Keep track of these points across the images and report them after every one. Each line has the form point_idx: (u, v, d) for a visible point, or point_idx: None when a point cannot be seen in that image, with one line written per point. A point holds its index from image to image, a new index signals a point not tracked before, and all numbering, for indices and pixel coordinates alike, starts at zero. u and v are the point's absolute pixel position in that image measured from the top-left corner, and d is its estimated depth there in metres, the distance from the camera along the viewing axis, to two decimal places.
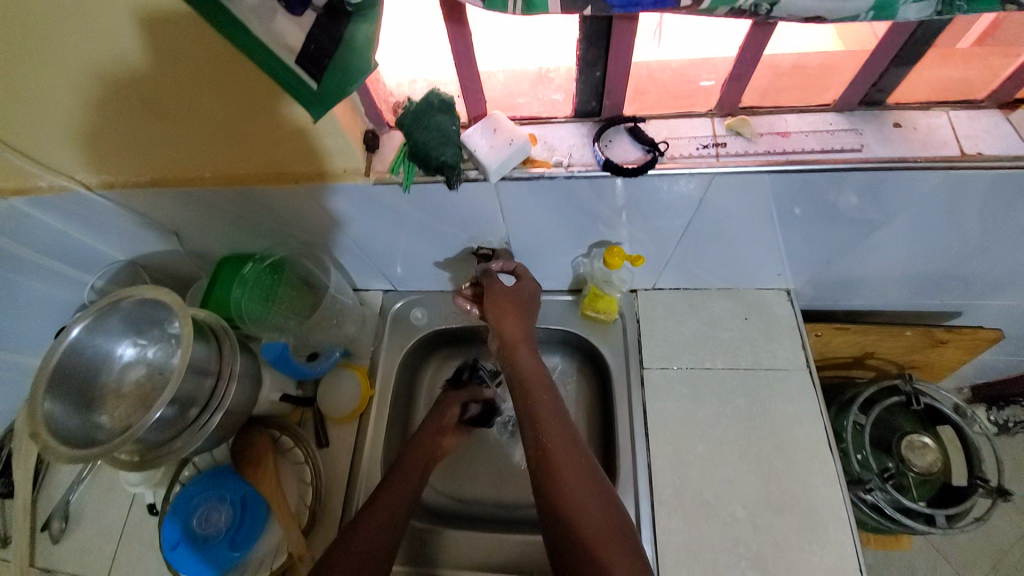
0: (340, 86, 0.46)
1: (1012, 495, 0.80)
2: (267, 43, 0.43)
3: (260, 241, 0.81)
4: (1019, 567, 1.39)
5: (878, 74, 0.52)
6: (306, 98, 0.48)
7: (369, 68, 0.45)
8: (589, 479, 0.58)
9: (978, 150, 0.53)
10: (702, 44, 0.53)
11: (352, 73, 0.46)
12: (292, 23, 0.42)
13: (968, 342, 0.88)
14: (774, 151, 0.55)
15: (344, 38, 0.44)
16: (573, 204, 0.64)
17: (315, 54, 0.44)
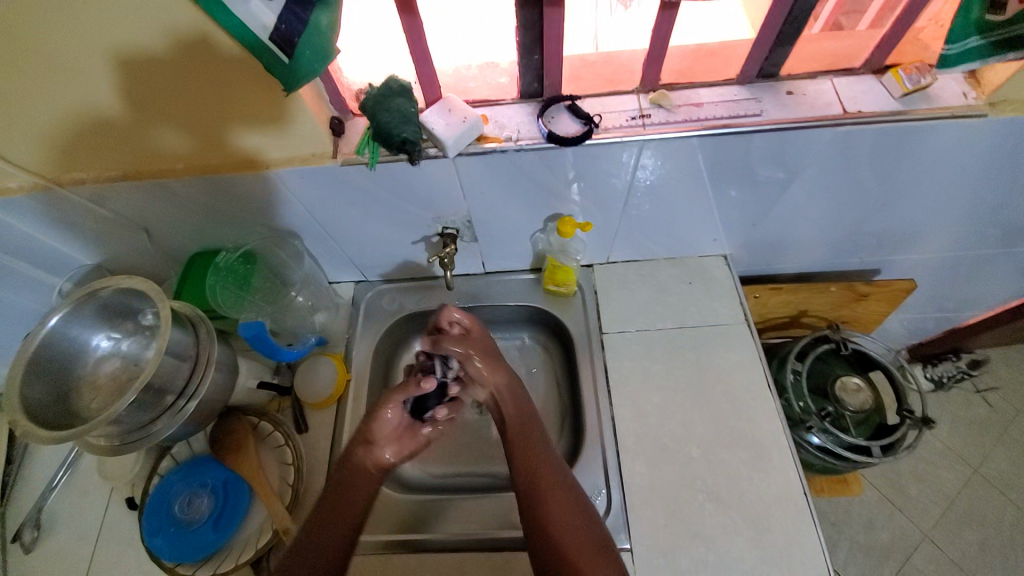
0: (310, 66, 0.52)
1: (934, 422, 0.89)
2: (244, 21, 0.50)
3: (232, 234, 0.84)
4: (965, 511, 1.51)
5: (768, 49, 0.62)
6: (280, 74, 0.54)
7: (332, 51, 0.52)
8: (573, 507, 0.70)
9: (858, 108, 0.64)
10: (627, 34, 0.64)
11: (319, 55, 0.52)
12: (264, 6, 0.48)
13: (887, 295, 0.99)
14: (691, 119, 0.64)
15: (310, 21, 0.49)
16: (524, 179, 0.71)
17: (286, 35, 0.50)
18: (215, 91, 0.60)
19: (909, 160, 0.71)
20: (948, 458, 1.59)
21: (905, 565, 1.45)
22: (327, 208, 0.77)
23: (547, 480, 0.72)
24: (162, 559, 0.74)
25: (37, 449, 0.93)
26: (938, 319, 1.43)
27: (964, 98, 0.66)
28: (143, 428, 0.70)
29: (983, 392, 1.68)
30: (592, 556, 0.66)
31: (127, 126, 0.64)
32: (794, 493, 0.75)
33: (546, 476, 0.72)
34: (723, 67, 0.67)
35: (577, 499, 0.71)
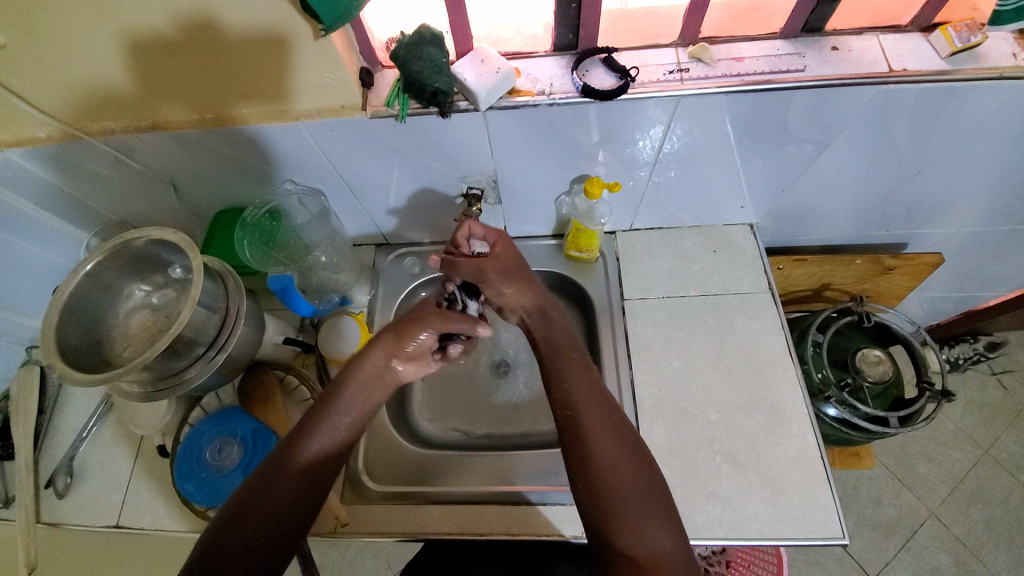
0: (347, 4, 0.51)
1: (955, 395, 0.89)
2: None
3: (257, 190, 0.84)
4: (973, 491, 1.53)
5: (815, 3, 0.60)
6: (320, 9, 0.51)
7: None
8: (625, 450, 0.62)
9: (904, 66, 0.62)
10: None
11: None
12: None
13: (913, 268, 0.98)
14: (730, 74, 0.62)
15: None
16: (554, 137, 0.70)
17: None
18: (220, 61, 0.62)
19: (952, 124, 0.69)
20: (959, 439, 1.59)
21: (909, 541, 1.48)
22: (353, 163, 0.77)
23: (596, 421, 0.64)
24: (193, 502, 0.77)
25: (68, 400, 0.95)
26: (959, 299, 1.42)
27: (1015, 57, 0.63)
28: (177, 376, 0.71)
29: (999, 374, 1.67)
30: (643, 506, 0.58)
31: (145, 101, 0.69)
32: (811, 457, 0.77)
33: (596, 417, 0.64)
34: (766, 21, 0.64)
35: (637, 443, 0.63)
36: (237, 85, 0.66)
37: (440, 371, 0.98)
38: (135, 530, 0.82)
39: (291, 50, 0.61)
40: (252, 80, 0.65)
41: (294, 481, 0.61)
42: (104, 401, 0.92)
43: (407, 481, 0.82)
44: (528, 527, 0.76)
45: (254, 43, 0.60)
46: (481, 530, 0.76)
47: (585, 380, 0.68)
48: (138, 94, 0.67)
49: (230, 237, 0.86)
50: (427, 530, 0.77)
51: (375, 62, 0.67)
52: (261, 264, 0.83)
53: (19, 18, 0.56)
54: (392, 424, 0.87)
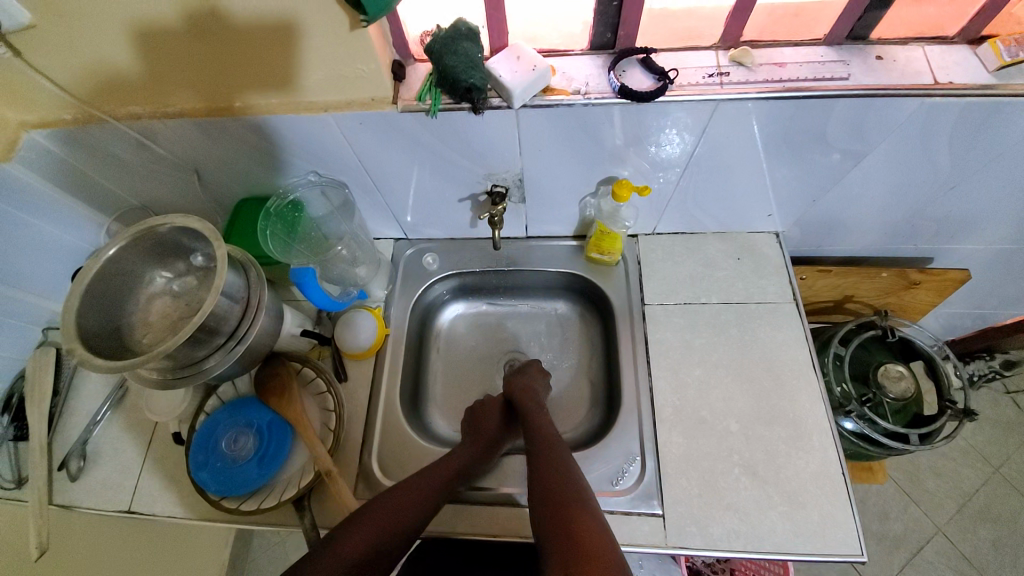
0: None
1: (978, 415, 0.88)
2: None
3: (280, 180, 0.83)
4: (983, 510, 1.51)
5: (864, 9, 0.58)
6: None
7: None
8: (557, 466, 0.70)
9: (950, 79, 0.60)
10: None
11: None
12: None
13: (940, 283, 0.96)
14: (771, 80, 0.61)
15: None
16: (585, 137, 0.69)
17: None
18: (240, 45, 0.61)
19: (994, 140, 0.68)
20: (970, 457, 1.58)
21: (915, 557, 1.46)
22: (379, 156, 0.76)
23: (554, 457, 0.72)
24: (207, 491, 0.77)
25: (83, 382, 0.95)
26: (977, 316, 1.40)
27: None
28: (196, 364, 0.71)
29: (1014, 394, 1.65)
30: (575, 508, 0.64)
31: (162, 85, 0.68)
32: (832, 473, 0.75)
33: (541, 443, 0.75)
34: (810, 26, 0.62)
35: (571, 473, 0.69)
36: (256, 72, 0.65)
37: (455, 370, 0.98)
38: (146, 515, 0.82)
39: (313, 35, 0.60)
40: (273, 67, 0.64)
41: (406, 513, 0.68)
42: (120, 384, 0.92)
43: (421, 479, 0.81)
44: None
45: (277, 30, 0.59)
46: (494, 531, 0.76)
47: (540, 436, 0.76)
48: (159, 78, 0.67)
49: (251, 226, 0.85)
50: (440, 528, 0.77)
51: (409, 55, 0.66)
52: (283, 254, 0.81)
53: None
54: (408, 422, 0.86)
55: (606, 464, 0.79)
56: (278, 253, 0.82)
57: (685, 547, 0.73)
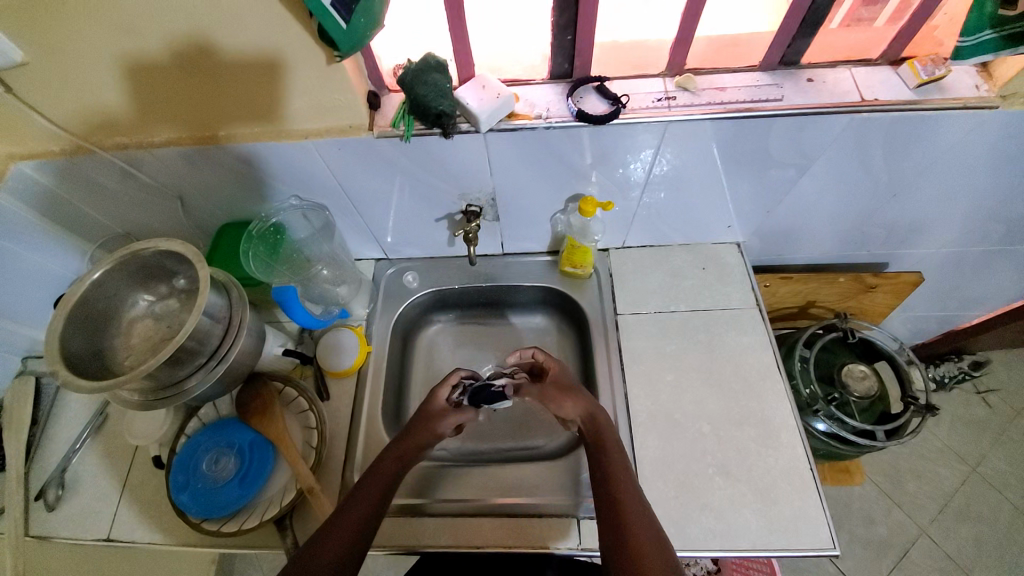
0: (361, 32, 0.55)
1: (939, 410, 0.91)
2: None
3: (262, 205, 0.87)
4: (963, 509, 1.54)
5: (790, 38, 0.64)
6: (336, 36, 0.55)
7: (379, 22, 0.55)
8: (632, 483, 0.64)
9: (874, 97, 0.66)
10: (652, 28, 0.67)
11: (372, 21, 0.55)
12: None
13: (894, 286, 1.02)
14: (714, 103, 0.67)
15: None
16: (550, 158, 0.74)
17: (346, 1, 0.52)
18: (221, 80, 0.65)
19: (922, 151, 0.74)
20: (947, 457, 1.62)
21: (902, 560, 1.48)
22: (358, 180, 0.80)
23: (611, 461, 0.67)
24: (188, 514, 0.77)
25: (62, 411, 0.94)
26: (940, 319, 1.46)
27: (976, 90, 0.68)
28: (178, 384, 0.72)
29: (983, 393, 1.71)
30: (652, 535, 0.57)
31: (145, 118, 0.71)
32: (801, 469, 0.78)
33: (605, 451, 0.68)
34: (746, 54, 0.69)
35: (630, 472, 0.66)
36: (237, 103, 0.69)
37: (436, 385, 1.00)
38: (125, 543, 0.81)
39: (291, 70, 0.64)
40: (252, 99, 0.68)
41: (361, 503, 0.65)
42: (100, 411, 0.92)
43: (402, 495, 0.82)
44: (526, 539, 0.77)
45: (257, 63, 0.63)
46: (477, 542, 0.77)
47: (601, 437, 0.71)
48: (143, 112, 0.70)
49: (234, 249, 0.88)
50: (427, 543, 0.77)
51: (383, 86, 0.71)
52: (265, 275, 0.85)
53: (42, 39, 0.59)
54: (390, 437, 0.87)
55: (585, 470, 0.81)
56: (260, 273, 0.85)
57: None
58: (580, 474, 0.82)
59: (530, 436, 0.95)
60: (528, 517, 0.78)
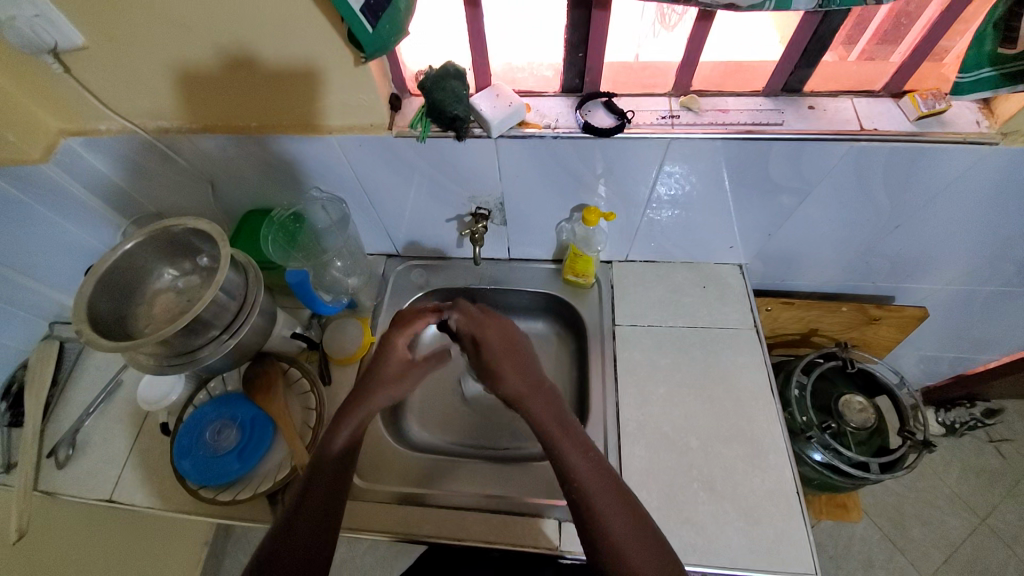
0: (386, 37, 0.60)
1: (936, 446, 0.91)
2: None
3: (284, 195, 0.92)
4: (971, 562, 1.48)
5: (793, 67, 0.67)
6: (363, 39, 0.60)
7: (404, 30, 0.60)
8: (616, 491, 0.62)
9: (875, 126, 0.68)
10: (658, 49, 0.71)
11: (398, 29, 0.59)
12: None
13: (899, 319, 1.01)
14: (716, 123, 0.69)
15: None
16: (557, 166, 0.77)
17: (373, 7, 0.57)
18: (256, 75, 0.71)
19: (923, 184, 0.75)
20: (955, 505, 1.56)
21: None
22: (375, 176, 0.85)
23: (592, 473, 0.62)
24: (188, 481, 0.80)
25: (81, 375, 1.00)
26: (951, 360, 1.43)
27: (978, 126, 0.69)
28: (190, 354, 0.77)
29: (997, 442, 1.65)
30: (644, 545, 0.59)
31: (186, 107, 0.78)
32: (787, 492, 0.78)
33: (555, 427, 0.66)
34: (750, 80, 0.71)
35: (589, 442, 0.65)
36: (270, 98, 0.74)
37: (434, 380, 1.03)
38: (126, 504, 0.85)
39: (322, 70, 0.70)
40: (284, 95, 0.74)
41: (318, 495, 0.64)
42: (116, 379, 0.98)
43: (390, 483, 0.84)
44: (508, 536, 0.78)
45: (292, 61, 0.68)
46: (458, 534, 0.78)
47: (552, 416, 0.67)
48: (185, 100, 0.77)
49: (257, 232, 0.93)
50: (412, 531, 0.79)
51: (406, 90, 0.76)
52: (280, 257, 0.90)
53: (103, 29, 0.66)
54: (385, 426, 0.90)
55: None
56: (276, 255, 0.89)
57: None
58: None
59: (523, 439, 0.96)
60: (515, 516, 0.79)
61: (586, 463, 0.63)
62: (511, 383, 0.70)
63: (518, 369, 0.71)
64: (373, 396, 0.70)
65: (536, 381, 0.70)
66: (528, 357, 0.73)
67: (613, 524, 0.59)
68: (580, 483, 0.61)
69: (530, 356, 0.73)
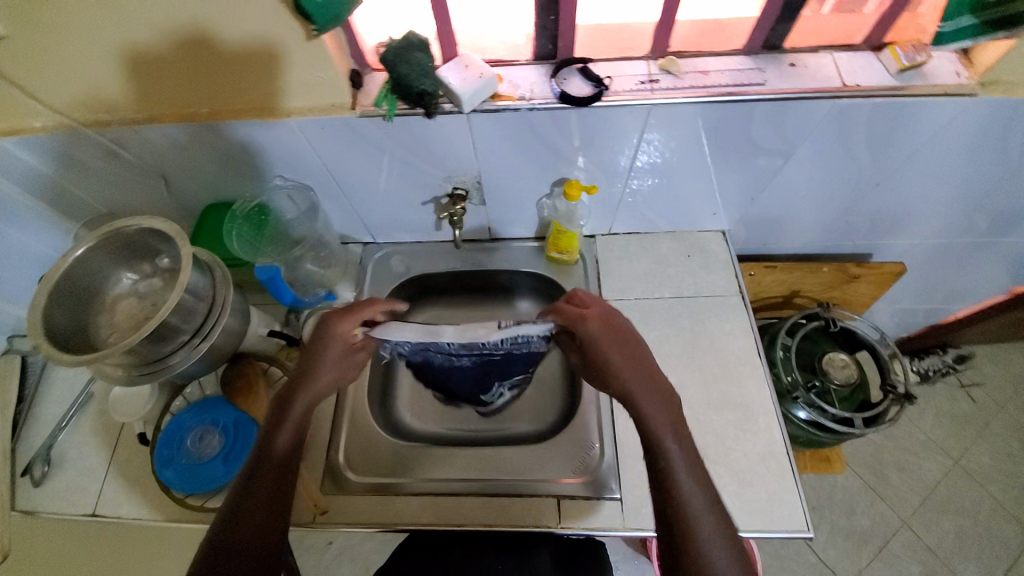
0: (337, 4, 0.56)
1: (917, 398, 0.93)
2: None
3: (246, 185, 0.86)
4: (945, 503, 1.57)
5: (773, 21, 0.64)
6: (313, 9, 0.56)
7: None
8: (711, 500, 0.57)
9: (856, 82, 0.66)
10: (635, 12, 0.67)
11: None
12: None
13: (878, 276, 1.03)
14: (696, 86, 0.67)
15: None
16: (533, 140, 0.74)
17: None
18: (198, 56, 0.65)
19: (904, 139, 0.74)
20: (930, 449, 1.64)
21: (883, 550, 1.52)
22: (341, 160, 0.80)
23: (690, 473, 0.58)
24: (173, 490, 0.78)
25: (47, 389, 0.94)
26: (925, 312, 1.48)
27: (957, 76, 0.68)
28: (160, 361, 0.73)
29: (968, 387, 1.73)
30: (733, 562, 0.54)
31: (127, 95, 0.71)
32: (778, 454, 0.80)
33: (659, 424, 0.60)
34: (728, 38, 0.68)
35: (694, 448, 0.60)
36: (219, 80, 0.68)
37: (422, 368, 1.01)
38: (111, 518, 0.82)
39: (273, 47, 0.64)
40: (234, 75, 0.68)
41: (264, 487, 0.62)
42: (86, 390, 0.93)
43: (383, 475, 0.82)
44: (508, 519, 0.78)
45: (237, 36, 0.62)
46: (457, 521, 0.78)
47: (664, 416, 0.61)
48: (123, 87, 0.70)
49: (219, 225, 0.88)
50: (409, 522, 0.78)
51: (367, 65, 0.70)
52: (249, 253, 0.85)
53: (16, 9, 0.59)
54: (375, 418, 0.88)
55: (566, 453, 0.83)
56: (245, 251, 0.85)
57: (642, 530, 0.75)
58: (564, 455, 0.82)
59: (515, 419, 0.96)
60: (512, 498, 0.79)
61: (683, 464, 0.58)
62: (620, 378, 0.64)
63: (629, 362, 0.64)
64: (318, 379, 0.69)
65: (655, 379, 0.63)
66: (637, 347, 0.66)
67: (705, 536, 0.55)
68: (677, 492, 0.57)
69: (642, 350, 0.66)
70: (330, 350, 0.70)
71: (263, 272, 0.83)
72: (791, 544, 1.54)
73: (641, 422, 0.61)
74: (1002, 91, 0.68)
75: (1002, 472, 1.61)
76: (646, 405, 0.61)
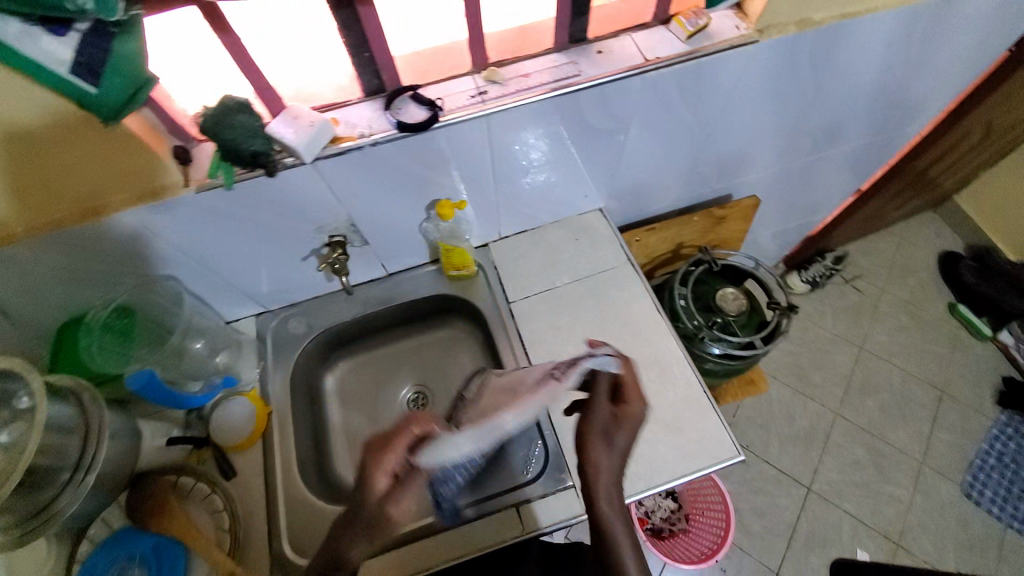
0: (127, 93, 0.54)
1: (797, 307, 1.06)
2: (45, 63, 0.49)
3: (99, 294, 0.79)
4: (863, 385, 1.79)
5: (569, 18, 0.70)
6: (102, 106, 0.54)
7: (148, 80, 0.54)
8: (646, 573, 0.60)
9: (655, 55, 0.74)
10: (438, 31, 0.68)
11: (138, 83, 0.54)
12: (59, 43, 0.49)
13: (740, 212, 1.16)
14: (522, 90, 0.71)
15: (114, 51, 0.51)
16: (390, 172, 0.74)
17: (88, 65, 0.51)
18: None
19: (714, 94, 0.84)
20: (839, 344, 1.86)
21: (827, 444, 1.70)
22: (199, 241, 0.76)
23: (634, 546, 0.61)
24: None
25: None
26: (796, 228, 1.67)
27: (737, 29, 0.77)
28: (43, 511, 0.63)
29: (852, 281, 1.97)
30: None
31: None
32: (698, 394, 0.86)
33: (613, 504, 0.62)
34: (536, 41, 0.74)
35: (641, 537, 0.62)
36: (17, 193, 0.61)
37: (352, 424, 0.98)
38: None
39: (71, 146, 0.59)
40: (34, 184, 0.61)
41: None
42: None
43: None
44: (474, 542, 0.77)
45: (24, 144, 0.56)
46: (423, 565, 0.76)
47: (620, 498, 0.63)
48: None
49: (76, 342, 0.77)
50: None
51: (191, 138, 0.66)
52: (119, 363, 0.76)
53: None
54: (314, 492, 0.84)
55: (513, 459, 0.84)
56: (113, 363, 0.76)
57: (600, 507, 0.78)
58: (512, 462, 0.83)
59: None
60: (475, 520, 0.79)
61: (630, 538, 0.61)
62: (598, 465, 0.63)
63: (621, 454, 0.64)
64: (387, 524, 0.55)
65: (621, 462, 0.64)
66: (630, 433, 0.66)
67: None
68: (621, 564, 0.59)
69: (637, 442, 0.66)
70: (367, 496, 0.57)
71: (135, 381, 0.74)
72: (754, 466, 1.67)
73: (599, 500, 0.62)
74: (776, 33, 0.78)
75: (897, 344, 1.85)
76: (611, 491, 0.63)
